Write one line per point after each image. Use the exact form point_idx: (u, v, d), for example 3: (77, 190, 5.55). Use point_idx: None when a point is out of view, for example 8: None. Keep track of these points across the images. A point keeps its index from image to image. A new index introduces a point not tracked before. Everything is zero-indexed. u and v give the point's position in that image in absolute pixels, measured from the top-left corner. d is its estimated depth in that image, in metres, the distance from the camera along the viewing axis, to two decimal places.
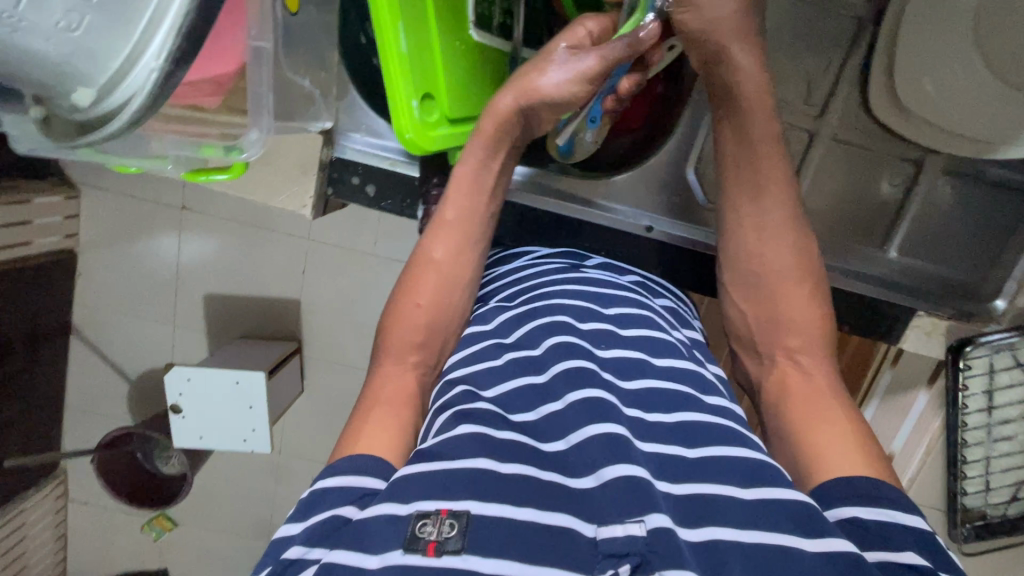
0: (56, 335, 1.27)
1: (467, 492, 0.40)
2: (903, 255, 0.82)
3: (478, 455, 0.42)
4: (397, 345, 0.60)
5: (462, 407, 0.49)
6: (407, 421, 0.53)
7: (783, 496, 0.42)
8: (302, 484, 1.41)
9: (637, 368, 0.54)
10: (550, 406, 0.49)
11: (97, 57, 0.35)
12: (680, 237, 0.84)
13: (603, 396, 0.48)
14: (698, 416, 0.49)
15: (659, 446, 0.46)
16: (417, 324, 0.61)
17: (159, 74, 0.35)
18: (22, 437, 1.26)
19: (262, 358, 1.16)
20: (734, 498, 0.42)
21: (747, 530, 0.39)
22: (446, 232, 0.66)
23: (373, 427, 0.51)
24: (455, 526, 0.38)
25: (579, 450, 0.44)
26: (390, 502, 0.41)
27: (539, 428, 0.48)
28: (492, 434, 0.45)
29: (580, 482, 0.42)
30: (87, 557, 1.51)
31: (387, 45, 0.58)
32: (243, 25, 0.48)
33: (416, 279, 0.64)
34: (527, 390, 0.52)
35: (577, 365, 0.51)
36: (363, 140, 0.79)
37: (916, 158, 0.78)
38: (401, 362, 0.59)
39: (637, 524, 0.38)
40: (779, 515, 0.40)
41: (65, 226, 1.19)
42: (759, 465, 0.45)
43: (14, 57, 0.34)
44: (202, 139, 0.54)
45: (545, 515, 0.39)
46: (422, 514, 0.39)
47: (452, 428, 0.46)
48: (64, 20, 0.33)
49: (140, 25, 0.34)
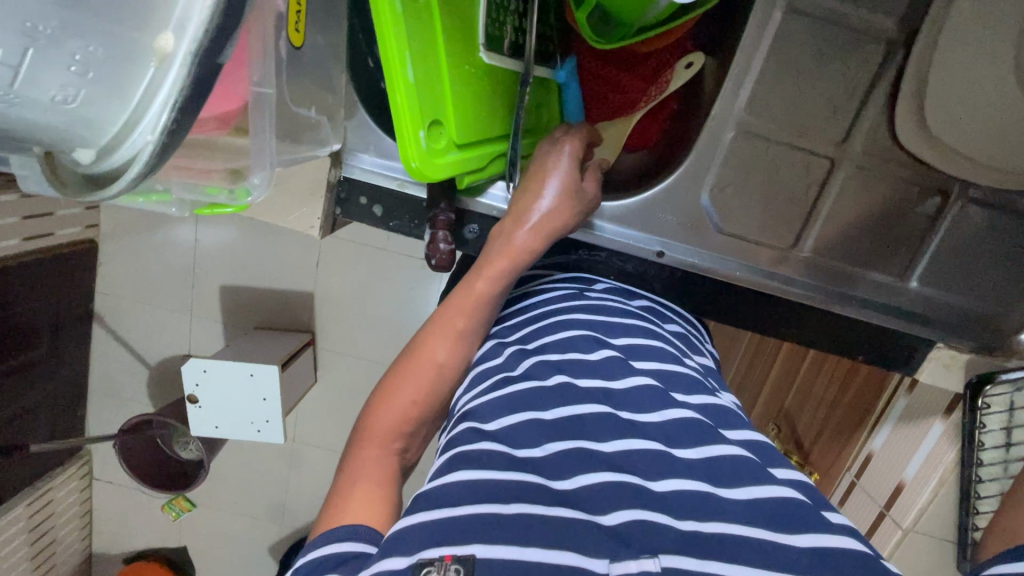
0: (78, 322, 1.31)
1: (476, 535, 0.40)
2: (926, 286, 0.79)
3: (484, 501, 0.43)
4: (380, 430, 0.58)
5: (467, 448, 0.48)
6: (389, 499, 0.52)
7: (826, 544, 0.40)
8: (317, 472, 1.44)
9: (656, 398, 0.53)
10: (558, 444, 0.48)
11: (95, 124, 0.34)
12: (691, 262, 0.82)
13: (597, 445, 0.48)
14: (725, 449, 0.48)
15: (681, 482, 0.45)
16: (403, 413, 0.59)
17: (154, 146, 0.34)
18: (47, 422, 1.30)
19: (275, 350, 1.17)
20: (785, 545, 0.40)
21: (778, 573, 0.38)
22: (453, 340, 0.64)
23: (358, 506, 0.50)
24: (459, 571, 0.38)
25: (591, 488, 0.44)
26: (392, 557, 0.41)
27: (549, 464, 0.47)
28: (497, 476, 0.45)
29: (600, 518, 0.42)
30: (109, 534, 1.57)
31: (394, 75, 0.56)
32: (246, 72, 0.48)
33: (412, 378, 0.61)
34: (533, 423, 0.51)
35: (591, 412, 0.51)
36: (372, 161, 0.77)
37: (944, 186, 0.74)
38: (382, 448, 0.57)
39: (651, 560, 0.38)
40: (825, 562, 0.39)
41: (85, 217, 1.22)
42: (790, 504, 0.43)
43: (16, 122, 0.33)
44: (208, 181, 0.52)
45: (554, 554, 0.39)
46: (425, 561, 0.39)
47: (449, 473, 0.47)
48: (61, 94, 0.32)
49: (135, 98, 0.33)
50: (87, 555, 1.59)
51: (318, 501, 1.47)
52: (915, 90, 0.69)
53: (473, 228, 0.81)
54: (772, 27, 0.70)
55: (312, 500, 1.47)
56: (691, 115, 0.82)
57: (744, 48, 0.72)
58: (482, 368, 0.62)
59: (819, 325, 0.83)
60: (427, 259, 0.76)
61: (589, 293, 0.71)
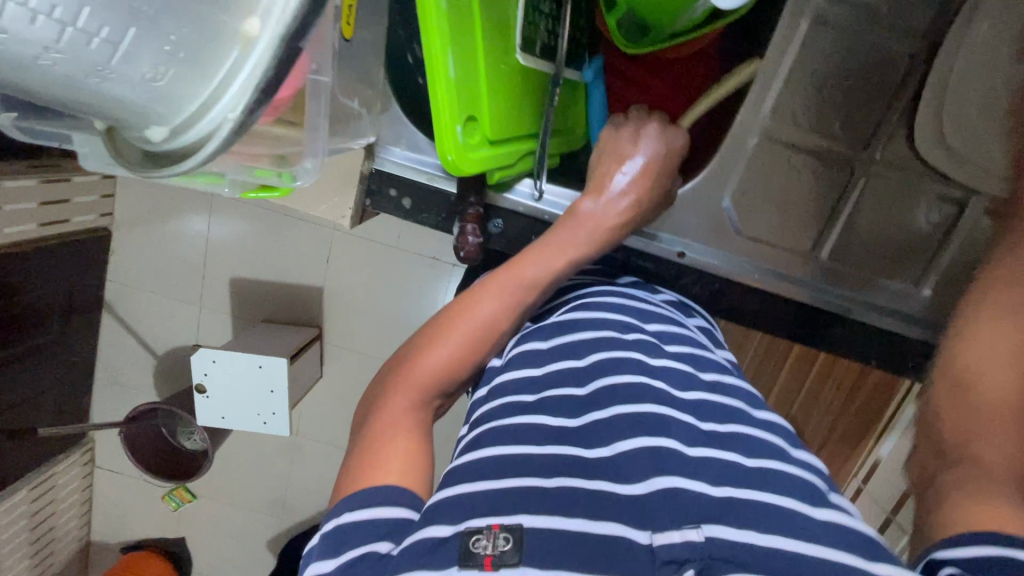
0: (89, 309, 1.32)
1: (521, 508, 0.42)
2: (938, 295, 0.81)
3: (525, 474, 0.44)
4: (419, 378, 0.57)
5: (504, 422, 0.51)
6: (423, 450, 0.52)
7: (845, 523, 0.42)
8: (318, 466, 1.45)
9: (688, 377, 0.57)
10: (595, 414, 0.51)
11: (176, 101, 0.36)
12: (713, 264, 0.84)
13: (641, 408, 0.49)
14: (749, 429, 0.51)
15: (716, 451, 0.47)
16: (450, 366, 0.59)
17: (233, 122, 0.36)
18: (53, 407, 1.31)
19: (286, 343, 1.19)
20: (810, 515, 0.41)
21: (814, 543, 0.39)
22: (512, 301, 0.64)
23: (389, 453, 0.50)
24: (509, 538, 0.39)
25: (630, 457, 0.45)
26: (436, 524, 0.42)
27: (586, 434, 0.49)
28: (535, 455, 0.47)
29: (630, 488, 0.43)
30: (108, 522, 1.57)
31: (436, 74, 0.59)
32: (306, 62, 0.49)
33: (466, 335, 0.61)
34: (569, 399, 0.54)
35: (625, 381, 0.53)
36: (403, 154, 0.79)
37: (960, 198, 0.76)
38: (413, 397, 0.56)
39: (694, 530, 0.39)
40: (853, 537, 0.41)
41: (101, 205, 1.24)
42: (811, 488, 0.45)
43: (103, 100, 0.35)
44: (257, 164, 0.55)
45: (599, 525, 0.40)
46: (473, 530, 0.40)
47: (484, 446, 0.49)
48: (150, 72, 0.34)
49: (219, 76, 0.35)
50: (85, 542, 1.60)
51: (317, 495, 1.48)
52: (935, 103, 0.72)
53: (498, 222, 0.82)
54: (798, 38, 0.73)
55: (311, 494, 1.48)
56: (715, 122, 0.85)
57: (770, 57, 0.74)
58: (519, 347, 0.64)
59: (833, 329, 0.86)
60: (456, 251, 0.78)
61: (617, 285, 0.74)
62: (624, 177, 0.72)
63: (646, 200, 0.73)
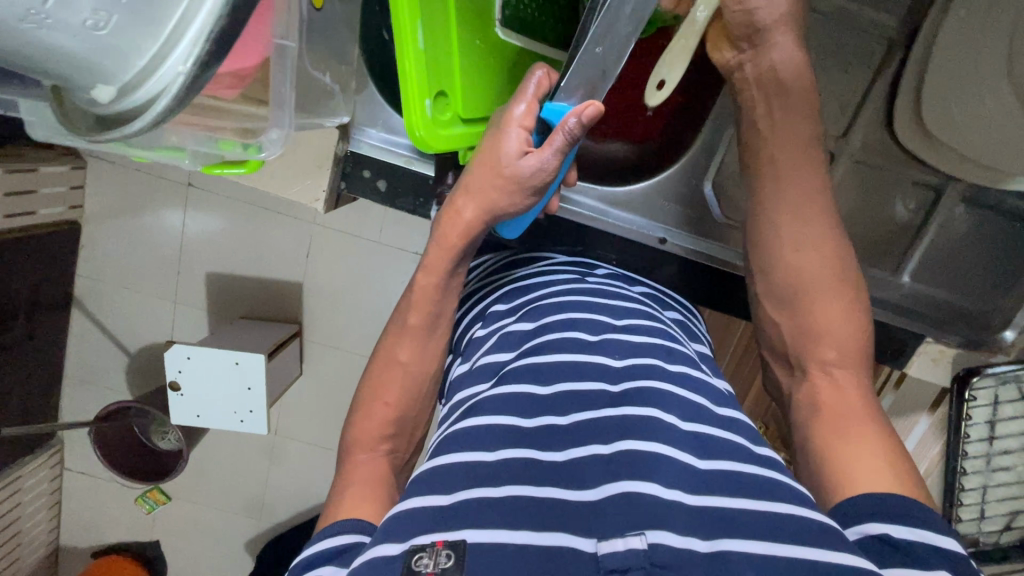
0: (56, 306, 1.26)
1: (465, 523, 0.42)
2: (916, 282, 0.83)
3: (476, 484, 0.45)
4: (365, 436, 0.61)
5: (464, 426, 0.52)
6: (383, 496, 0.55)
7: (793, 512, 0.43)
8: (296, 468, 1.42)
9: (652, 372, 0.55)
10: (550, 418, 0.52)
11: (122, 55, 0.34)
12: (691, 249, 0.86)
13: (593, 417, 0.51)
14: (710, 429, 0.51)
15: (674, 451, 0.47)
16: (385, 419, 0.62)
17: (186, 77, 0.35)
18: (20, 407, 1.25)
19: (263, 340, 1.15)
20: (769, 510, 0.43)
21: (773, 544, 0.40)
22: (419, 347, 0.66)
23: (351, 496, 0.54)
24: (451, 555, 0.39)
25: (580, 461, 0.47)
26: (387, 542, 0.43)
27: (543, 438, 0.50)
28: (487, 459, 0.48)
29: (582, 494, 0.44)
30: (77, 528, 1.51)
31: (403, 40, 0.56)
32: (270, 24, 0.48)
33: (384, 384, 0.64)
34: (527, 399, 0.54)
35: (589, 388, 0.54)
36: (378, 136, 0.77)
37: (937, 184, 0.79)
38: (369, 451, 0.60)
39: (637, 537, 0.38)
40: (801, 531, 0.41)
41: (70, 197, 1.19)
42: (770, 484, 0.46)
43: (39, 51, 0.33)
44: (219, 134, 0.53)
45: (540, 536, 0.40)
46: (417, 547, 0.41)
47: (445, 453, 0.50)
48: (92, 19, 0.32)
49: (169, 25, 0.34)
50: (53, 549, 1.53)
51: (296, 498, 1.44)
52: (913, 88, 0.73)
53: None
54: None
55: (291, 496, 1.44)
56: (699, 108, 0.85)
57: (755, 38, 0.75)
58: (484, 359, 0.63)
59: None
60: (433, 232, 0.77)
61: (590, 277, 0.72)
62: (507, 183, 0.63)
63: (519, 197, 0.64)
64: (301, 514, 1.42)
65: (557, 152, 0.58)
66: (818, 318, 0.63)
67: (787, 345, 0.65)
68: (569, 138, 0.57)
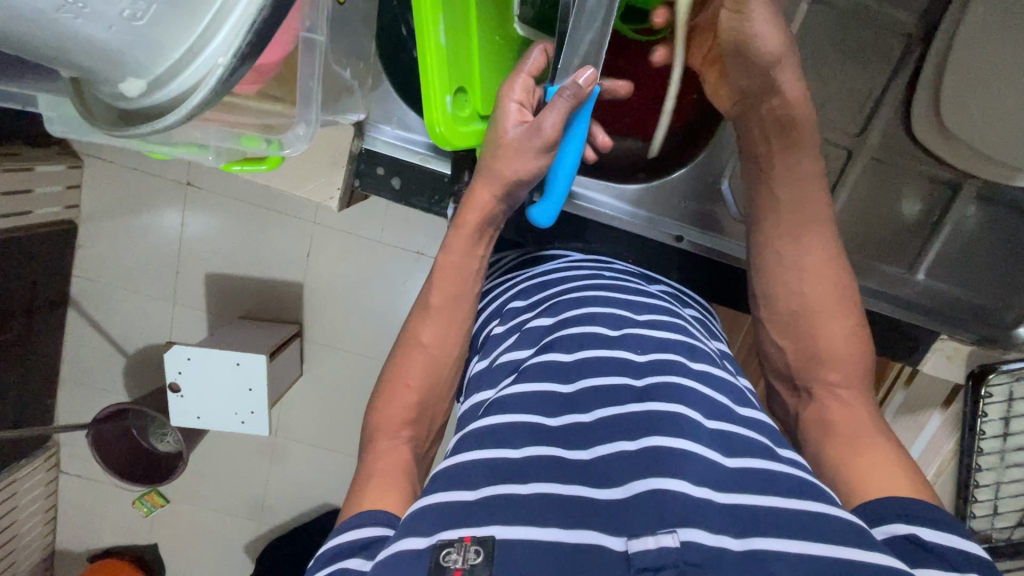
0: (52, 307, 1.24)
1: (493, 519, 0.41)
2: (931, 278, 0.83)
3: (502, 480, 0.45)
4: (389, 421, 0.59)
5: (482, 426, 0.51)
6: (407, 487, 0.53)
7: (825, 511, 0.41)
8: (298, 469, 1.40)
9: (674, 368, 0.54)
10: (575, 416, 0.51)
11: (157, 46, 0.34)
12: (708, 247, 0.86)
13: (619, 412, 0.50)
14: (733, 426, 0.50)
15: (702, 448, 0.46)
16: (408, 403, 0.61)
17: (223, 70, 0.34)
18: (17, 409, 1.23)
19: (265, 340, 1.14)
20: (804, 508, 0.41)
21: (816, 543, 0.39)
22: (438, 354, 0.64)
23: (376, 482, 0.52)
24: (480, 551, 0.39)
25: (606, 459, 0.46)
26: (412, 537, 0.42)
27: (567, 436, 0.49)
28: (512, 455, 0.47)
29: (608, 492, 0.43)
30: (74, 531, 1.49)
31: (425, 35, 0.56)
32: (299, 17, 0.47)
33: (407, 367, 0.63)
34: (549, 397, 0.53)
35: (612, 383, 0.53)
36: (393, 133, 0.76)
37: (953, 181, 0.79)
38: (392, 437, 0.58)
39: (669, 535, 0.38)
40: (838, 530, 0.40)
41: (66, 196, 1.17)
42: (802, 484, 0.45)
43: (72, 45, 0.32)
44: (244, 131, 0.52)
45: (571, 534, 0.40)
46: (445, 542, 0.40)
47: (467, 450, 0.49)
48: (129, 9, 0.31)
49: (207, 16, 0.34)
50: (49, 552, 1.51)
51: (297, 500, 1.42)
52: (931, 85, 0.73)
53: None
54: (798, 17, 0.74)
55: (292, 498, 1.42)
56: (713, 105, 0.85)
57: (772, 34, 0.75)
58: (504, 355, 0.62)
59: None
60: None
61: (607, 272, 0.72)
62: (513, 161, 0.62)
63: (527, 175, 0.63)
64: (303, 516, 1.41)
65: (558, 117, 0.58)
66: (821, 341, 0.62)
67: (792, 371, 0.64)
68: (567, 100, 0.57)
